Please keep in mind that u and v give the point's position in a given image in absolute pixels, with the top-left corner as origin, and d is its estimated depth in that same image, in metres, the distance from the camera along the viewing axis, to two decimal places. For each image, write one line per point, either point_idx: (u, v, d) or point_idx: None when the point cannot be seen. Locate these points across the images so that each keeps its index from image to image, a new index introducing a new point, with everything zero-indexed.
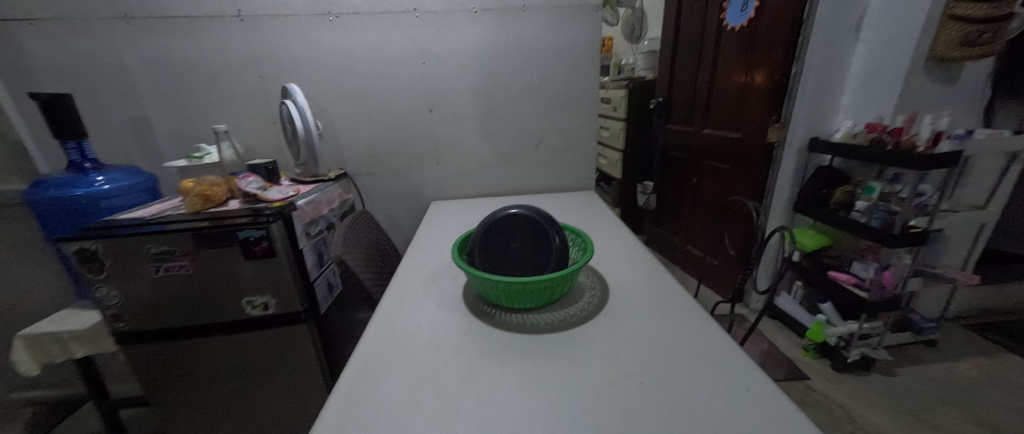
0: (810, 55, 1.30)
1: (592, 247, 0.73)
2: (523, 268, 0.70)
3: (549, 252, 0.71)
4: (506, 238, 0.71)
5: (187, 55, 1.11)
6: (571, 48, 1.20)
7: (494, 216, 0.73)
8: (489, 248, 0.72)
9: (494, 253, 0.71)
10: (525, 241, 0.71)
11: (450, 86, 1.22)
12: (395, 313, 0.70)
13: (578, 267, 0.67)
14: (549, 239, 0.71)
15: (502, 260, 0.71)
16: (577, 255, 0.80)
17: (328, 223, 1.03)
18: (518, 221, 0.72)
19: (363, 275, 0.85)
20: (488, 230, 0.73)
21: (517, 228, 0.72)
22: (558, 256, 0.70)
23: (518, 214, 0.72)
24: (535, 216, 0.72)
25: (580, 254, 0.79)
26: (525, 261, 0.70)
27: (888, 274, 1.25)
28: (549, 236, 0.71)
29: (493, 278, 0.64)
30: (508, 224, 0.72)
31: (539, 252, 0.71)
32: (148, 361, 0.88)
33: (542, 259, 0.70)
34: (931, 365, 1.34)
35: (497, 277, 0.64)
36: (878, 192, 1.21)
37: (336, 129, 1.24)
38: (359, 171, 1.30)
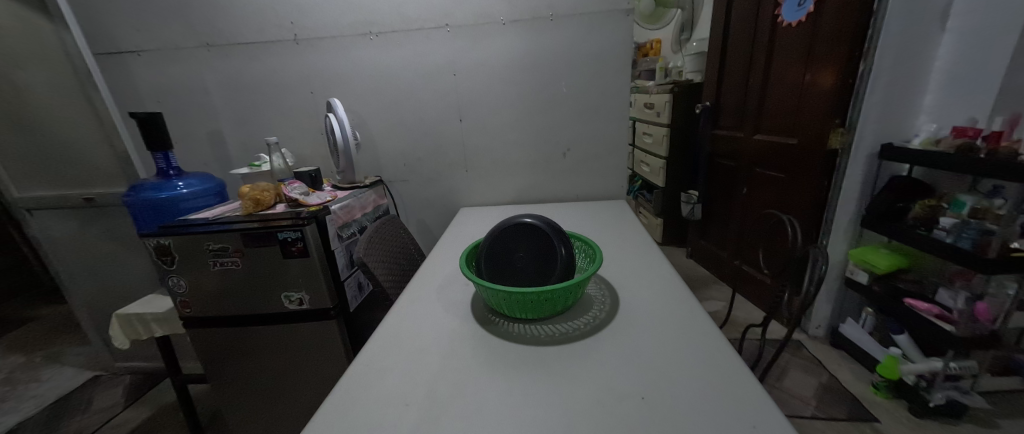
0: (881, 50, 1.14)
1: (600, 256, 0.71)
2: (527, 279, 0.69)
3: (554, 263, 0.69)
4: (512, 248, 0.72)
5: (254, 76, 1.26)
6: (601, 54, 1.18)
7: (502, 224, 0.74)
8: (495, 258, 0.72)
9: (500, 265, 0.72)
10: (531, 251, 0.71)
11: (479, 96, 1.25)
12: (410, 312, 0.75)
13: (582, 280, 0.65)
14: (555, 250, 0.70)
15: (507, 271, 0.71)
16: (583, 265, 0.78)
17: (360, 226, 1.11)
18: (525, 230, 0.72)
19: (383, 278, 0.90)
20: (495, 239, 0.74)
21: (524, 237, 0.72)
22: (563, 266, 0.69)
23: (524, 224, 0.73)
24: (541, 225, 0.72)
25: (586, 264, 0.77)
26: (530, 273, 0.69)
27: (983, 307, 1.05)
28: (555, 247, 0.70)
29: (493, 287, 0.65)
30: (515, 233, 0.73)
31: (544, 262, 0.70)
32: (208, 343, 1.01)
33: (547, 270, 0.69)
34: None
35: (496, 287, 0.64)
36: (969, 208, 1.04)
37: (375, 138, 1.33)
38: (394, 178, 1.38)
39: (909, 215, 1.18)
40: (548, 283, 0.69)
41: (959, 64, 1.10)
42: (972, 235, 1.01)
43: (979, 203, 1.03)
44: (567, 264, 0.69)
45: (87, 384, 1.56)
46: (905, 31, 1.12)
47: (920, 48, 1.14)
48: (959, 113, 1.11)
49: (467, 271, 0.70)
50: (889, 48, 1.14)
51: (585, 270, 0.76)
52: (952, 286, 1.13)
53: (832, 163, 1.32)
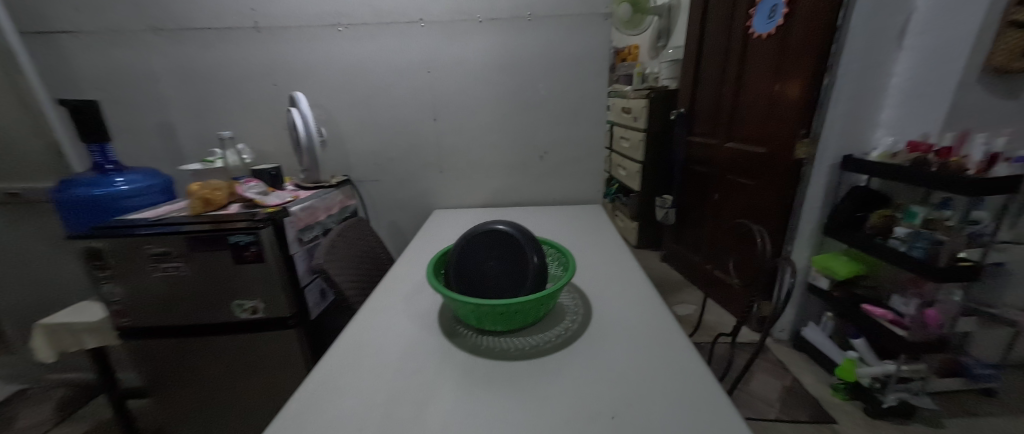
0: (845, 65, 1.19)
1: (573, 264, 0.69)
2: (499, 290, 0.66)
3: (526, 272, 0.67)
4: (483, 256, 0.69)
5: (209, 64, 1.17)
6: (579, 57, 1.16)
7: (473, 231, 0.71)
8: (465, 266, 0.69)
9: (470, 274, 0.68)
10: (502, 259, 0.68)
11: (454, 95, 1.21)
12: (373, 323, 0.70)
13: (554, 290, 0.63)
14: (527, 258, 0.67)
15: (477, 281, 0.67)
16: (556, 274, 0.76)
17: (324, 228, 1.05)
18: (496, 238, 0.69)
19: (346, 285, 0.85)
20: (465, 247, 0.70)
21: (495, 245, 0.69)
22: (535, 275, 0.66)
23: (496, 231, 0.70)
24: (512, 231, 0.69)
25: (558, 273, 0.74)
26: (501, 283, 0.66)
27: (933, 312, 1.10)
28: (526, 255, 0.67)
29: (461, 299, 0.61)
30: (486, 240, 0.70)
31: (516, 271, 0.67)
32: (148, 355, 0.92)
33: (518, 280, 0.66)
34: (988, 417, 1.18)
35: (464, 299, 0.61)
36: (921, 218, 1.10)
37: (343, 136, 1.27)
38: (363, 177, 1.32)
39: (867, 224, 1.23)
40: (519, 293, 0.66)
41: (915, 81, 1.15)
42: (924, 245, 1.06)
43: (930, 214, 1.09)
44: (539, 273, 0.66)
45: (13, 399, 1.40)
46: (867, 48, 1.17)
47: (879, 64, 1.19)
48: (913, 128, 1.17)
49: (434, 281, 0.66)
50: (852, 63, 1.19)
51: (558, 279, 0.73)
52: (906, 293, 1.19)
53: (799, 172, 1.34)
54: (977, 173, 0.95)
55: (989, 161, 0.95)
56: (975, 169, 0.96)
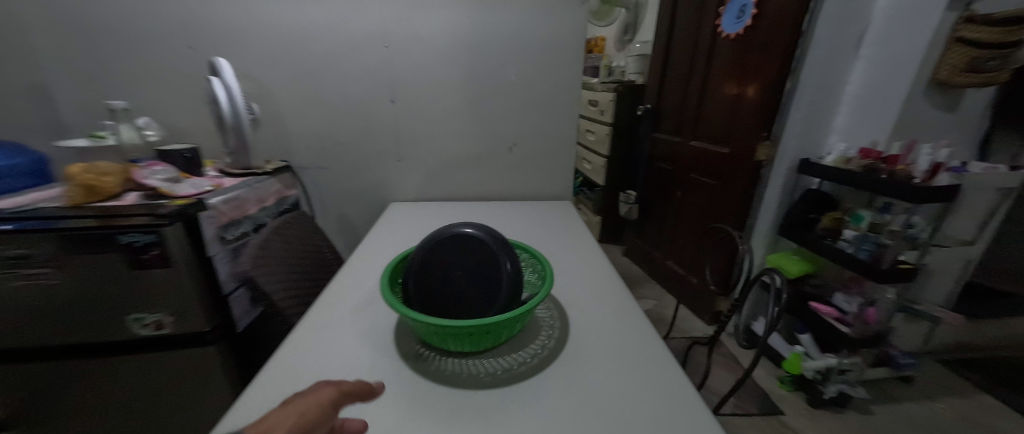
0: (807, 70, 1.22)
1: (551, 274, 0.61)
2: (468, 305, 0.56)
3: (499, 283, 0.57)
4: (449, 264, 0.59)
5: (102, 16, 0.94)
6: (554, 42, 1.08)
7: (438, 234, 0.61)
8: (428, 277, 0.59)
9: (434, 287, 0.58)
10: (471, 268, 0.58)
11: (414, 75, 1.08)
12: (313, 342, 0.58)
13: (532, 306, 0.54)
14: (500, 267, 0.58)
15: (442, 295, 0.57)
16: (532, 283, 0.67)
17: (256, 224, 0.89)
18: (464, 243, 0.60)
19: (280, 294, 0.71)
20: (428, 254, 0.60)
21: (463, 251, 0.59)
22: (509, 286, 0.57)
23: (464, 235, 0.60)
24: (482, 235, 0.60)
25: (535, 283, 0.66)
26: (471, 296, 0.57)
27: (871, 311, 1.18)
28: (499, 263, 0.58)
29: (422, 318, 0.51)
30: (453, 246, 0.60)
31: (488, 282, 0.57)
32: (12, 382, 0.73)
33: (491, 292, 0.57)
34: (907, 403, 1.33)
35: (426, 318, 0.51)
36: (867, 221, 1.15)
37: (281, 114, 1.09)
38: (307, 163, 1.15)
39: (818, 225, 1.29)
40: (491, 308, 0.56)
41: (866, 90, 1.20)
42: (869, 247, 1.12)
43: (875, 217, 1.14)
44: (514, 283, 0.57)
45: None
46: (828, 54, 1.20)
47: (838, 71, 1.22)
48: (864, 135, 1.22)
49: (390, 296, 0.56)
50: (814, 68, 1.21)
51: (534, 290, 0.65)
52: (848, 291, 1.27)
53: (758, 173, 1.39)
54: (923, 182, 1.01)
55: (933, 170, 1.01)
56: (921, 178, 1.02)
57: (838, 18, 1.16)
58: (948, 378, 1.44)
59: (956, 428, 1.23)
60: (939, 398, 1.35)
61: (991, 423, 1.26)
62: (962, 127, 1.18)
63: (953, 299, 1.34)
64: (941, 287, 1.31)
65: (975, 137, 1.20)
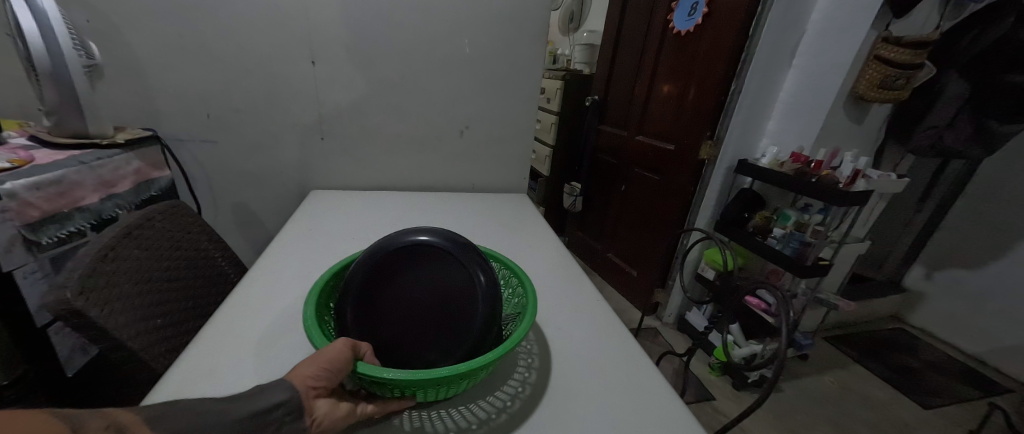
0: (751, 74, 1.25)
1: (535, 293, 0.49)
2: (430, 341, 0.41)
3: (472, 309, 0.43)
4: (402, 286, 0.44)
5: None
6: (515, 11, 0.93)
7: (388, 241, 0.45)
8: (371, 304, 0.43)
9: (381, 318, 0.42)
10: (433, 289, 0.44)
11: (342, 33, 0.86)
12: (189, 392, 0.38)
13: (520, 337, 0.41)
14: (473, 286, 0.44)
15: (394, 328, 0.42)
16: (513, 305, 0.55)
17: (96, 217, 0.61)
18: (423, 252, 0.45)
19: (133, 325, 0.49)
20: (370, 273, 0.44)
21: (422, 267, 0.45)
22: (486, 313, 0.43)
23: (423, 242, 0.45)
24: (447, 243, 0.45)
25: (517, 304, 0.54)
26: (434, 329, 0.42)
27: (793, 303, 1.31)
28: (471, 277, 0.44)
29: (374, 373, 0.35)
30: (408, 256, 0.45)
31: (457, 308, 0.43)
32: None
33: (461, 322, 0.42)
34: (806, 379, 1.51)
35: (379, 373, 0.35)
36: (793, 221, 1.26)
37: (142, 64, 0.79)
38: (188, 136, 0.87)
39: (750, 223, 1.38)
40: (463, 342, 0.42)
41: (795, 97, 1.29)
42: (795, 245, 1.22)
43: (799, 217, 1.25)
44: (492, 308, 0.43)
45: None
46: (768, 61, 1.25)
47: (775, 77, 1.30)
48: (792, 140, 1.31)
49: (316, 336, 0.39)
50: (757, 73, 1.26)
51: (515, 314, 0.52)
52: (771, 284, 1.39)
53: (700, 171, 1.44)
54: (846, 187, 1.10)
55: (853, 176, 1.12)
56: (844, 182, 1.12)
57: (780, 26, 1.20)
58: (833, 354, 1.69)
59: (842, 397, 1.44)
60: (828, 372, 1.57)
61: (866, 391, 1.49)
62: (865, 138, 1.33)
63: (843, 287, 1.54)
64: (837, 278, 1.50)
65: (872, 148, 1.37)
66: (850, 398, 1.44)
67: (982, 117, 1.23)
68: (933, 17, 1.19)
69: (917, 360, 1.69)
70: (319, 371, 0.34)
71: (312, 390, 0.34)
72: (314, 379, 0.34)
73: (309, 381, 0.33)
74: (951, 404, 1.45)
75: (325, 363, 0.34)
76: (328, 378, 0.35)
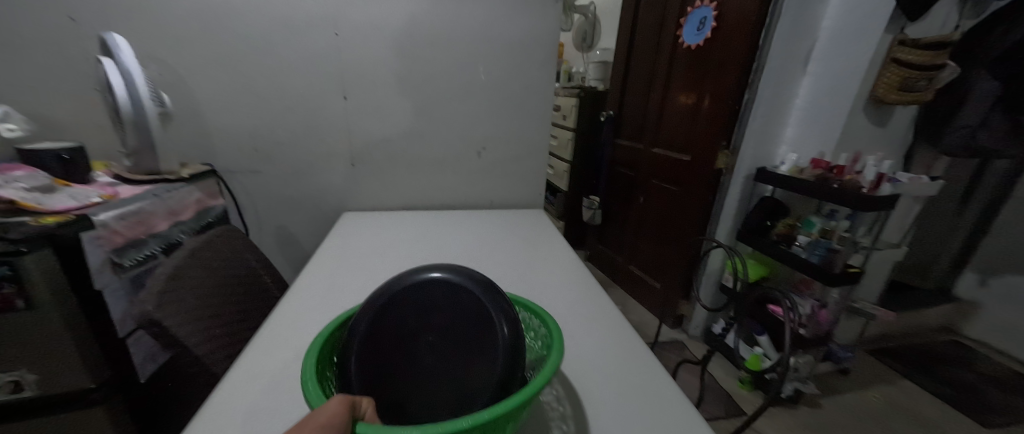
0: (763, 83, 1.26)
1: (559, 339, 0.44)
2: (445, 398, 0.38)
3: (491, 364, 0.38)
4: (413, 330, 0.40)
5: None
6: (525, 40, 1.00)
7: (399, 283, 0.42)
8: (377, 355, 0.39)
9: (391, 370, 0.38)
10: (447, 339, 0.39)
11: (370, 68, 0.95)
12: (246, 393, 0.44)
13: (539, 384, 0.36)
14: (494, 336, 0.39)
15: (403, 382, 0.38)
16: (535, 350, 0.51)
17: (166, 242, 0.71)
18: (437, 296, 0.42)
19: (199, 335, 0.56)
20: (379, 315, 0.41)
21: (435, 309, 0.41)
22: (507, 370, 0.38)
23: (436, 285, 0.42)
24: (466, 282, 0.42)
25: (540, 348, 0.49)
26: (447, 383, 0.38)
27: (824, 313, 1.27)
28: (491, 328, 0.39)
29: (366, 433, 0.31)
30: (421, 300, 0.41)
31: (476, 362, 0.38)
32: None
33: (480, 378, 0.38)
34: (847, 395, 1.44)
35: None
36: (818, 228, 1.23)
37: (202, 107, 0.91)
38: (238, 167, 0.98)
39: (773, 231, 1.36)
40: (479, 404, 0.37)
41: (810, 104, 1.27)
42: (822, 252, 1.19)
43: (824, 224, 1.22)
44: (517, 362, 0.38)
45: None
46: (781, 70, 1.25)
47: (787, 84, 1.28)
48: (811, 147, 1.30)
49: (310, 392, 0.35)
50: (769, 82, 1.26)
51: (538, 359, 0.48)
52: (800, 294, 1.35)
53: (717, 181, 1.44)
54: (869, 191, 1.08)
55: (878, 181, 1.08)
56: (867, 187, 1.09)
57: (789, 35, 1.20)
58: (876, 368, 1.59)
59: (888, 414, 1.35)
60: (872, 387, 1.48)
61: (915, 407, 1.40)
62: (890, 140, 1.30)
63: (882, 295, 1.47)
64: (873, 286, 1.43)
65: (899, 150, 1.33)
66: (897, 415, 1.35)
67: (1018, 115, 1.18)
68: (953, 16, 1.17)
69: (974, 375, 1.57)
70: None
71: None
72: None
73: None
74: (1015, 423, 1.34)
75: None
76: None
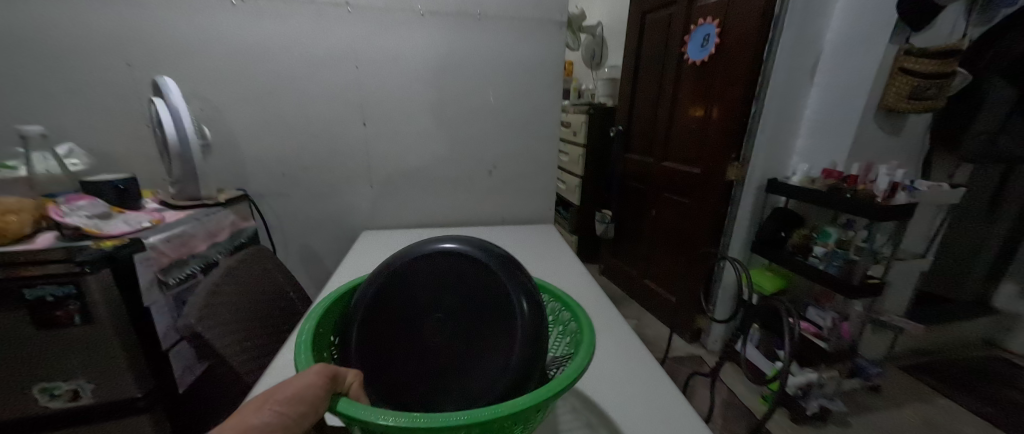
0: (771, 95, 1.27)
1: (593, 335, 0.46)
2: (460, 371, 0.42)
3: (513, 338, 0.42)
4: (429, 301, 0.44)
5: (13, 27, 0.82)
6: (532, 64, 1.06)
7: (422, 249, 0.46)
8: (395, 314, 0.44)
9: (406, 342, 0.43)
10: (464, 309, 0.44)
11: (388, 96, 1.02)
12: None
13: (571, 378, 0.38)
14: (514, 312, 0.43)
15: (420, 352, 0.42)
16: (565, 343, 0.54)
17: (205, 261, 0.77)
18: (456, 267, 0.45)
19: (234, 347, 0.61)
20: (395, 279, 0.45)
21: (453, 280, 0.45)
22: (526, 350, 0.41)
23: (456, 256, 0.46)
24: (479, 257, 0.45)
25: (569, 340, 0.52)
26: (463, 356, 0.42)
27: (846, 325, 1.24)
28: (510, 307, 0.43)
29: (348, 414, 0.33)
30: (441, 269, 0.45)
31: (494, 339, 0.42)
32: None
33: (497, 352, 0.42)
34: (879, 413, 1.37)
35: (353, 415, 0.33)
36: (834, 238, 1.21)
37: (236, 138, 0.99)
38: (267, 191, 1.05)
39: (788, 242, 1.35)
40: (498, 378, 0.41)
41: (823, 115, 1.27)
42: (839, 262, 1.18)
43: (841, 234, 1.21)
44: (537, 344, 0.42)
45: None
46: (788, 82, 1.26)
47: (795, 97, 1.29)
48: (823, 157, 1.30)
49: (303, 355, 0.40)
50: (776, 94, 1.27)
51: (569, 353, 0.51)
52: (820, 305, 1.33)
53: (729, 192, 1.44)
54: (884, 200, 1.06)
55: (891, 189, 1.07)
56: (881, 196, 1.08)
57: (794, 49, 1.22)
58: (910, 384, 1.52)
59: None
60: (906, 404, 1.41)
61: (954, 426, 1.32)
62: (905, 148, 1.28)
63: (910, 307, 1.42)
64: (900, 298, 1.39)
65: (916, 158, 1.31)
66: None
67: None
68: (960, 24, 1.17)
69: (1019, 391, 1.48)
70: (274, 413, 0.31)
71: None
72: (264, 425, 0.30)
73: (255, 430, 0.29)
74: None
75: (281, 402, 0.31)
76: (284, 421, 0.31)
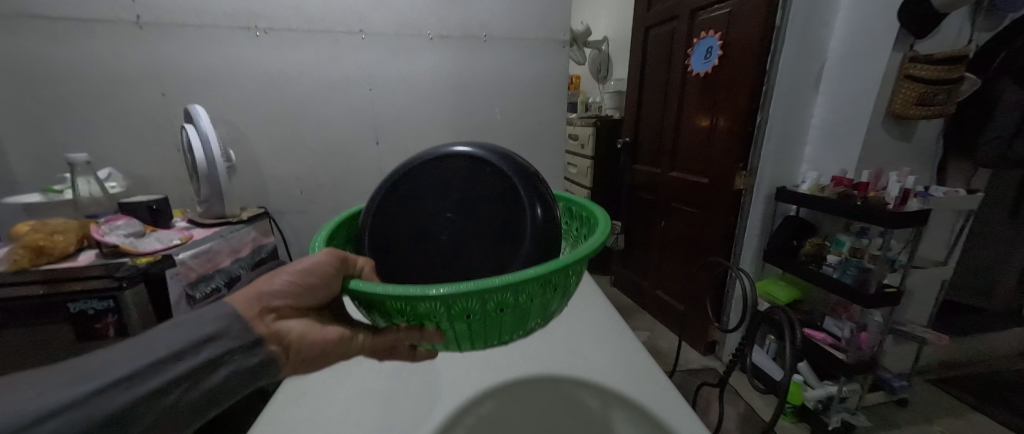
0: (775, 105, 1.28)
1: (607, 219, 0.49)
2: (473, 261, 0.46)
3: (524, 233, 0.46)
4: (443, 200, 0.47)
5: (58, 63, 0.90)
6: (536, 82, 1.10)
7: (434, 153, 0.48)
8: (407, 213, 0.47)
9: (417, 237, 0.46)
10: (475, 208, 0.46)
11: (399, 116, 1.07)
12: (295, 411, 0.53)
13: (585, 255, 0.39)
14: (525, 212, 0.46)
15: (436, 244, 0.45)
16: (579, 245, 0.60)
17: (229, 276, 0.81)
18: (465, 168, 0.48)
19: None
20: (407, 184, 0.48)
21: (461, 181, 0.47)
22: (536, 242, 0.45)
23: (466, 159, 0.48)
24: (492, 161, 0.47)
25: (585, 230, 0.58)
26: (478, 247, 0.46)
27: (865, 336, 1.21)
28: (521, 207, 0.46)
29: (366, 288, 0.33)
30: (450, 171, 0.48)
31: (505, 235, 0.46)
32: None
33: (510, 248, 0.46)
34: (907, 428, 1.32)
35: (369, 289, 0.33)
36: (848, 246, 1.20)
37: (257, 159, 1.05)
38: (286, 208, 1.10)
39: (801, 251, 1.33)
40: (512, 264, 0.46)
41: (830, 121, 1.29)
42: (854, 271, 1.15)
43: (855, 242, 1.19)
44: (546, 239, 0.46)
45: None
46: (791, 91, 1.28)
47: (802, 105, 1.32)
48: (833, 164, 1.29)
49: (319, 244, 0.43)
50: (781, 103, 1.28)
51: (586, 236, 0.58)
52: (837, 315, 1.30)
53: (738, 202, 1.44)
54: (895, 207, 1.05)
55: (903, 196, 1.06)
56: (893, 203, 1.07)
57: (797, 59, 1.24)
58: (940, 398, 1.45)
59: None
60: (935, 419, 1.35)
61: None
62: (918, 154, 1.27)
63: (935, 316, 1.37)
64: (923, 307, 1.34)
65: (930, 164, 1.29)
66: None
67: None
68: (967, 29, 1.17)
69: None
70: (282, 288, 0.34)
71: (268, 309, 0.34)
72: (272, 297, 0.34)
73: (265, 301, 0.34)
74: None
75: (288, 278, 0.34)
76: (291, 294, 0.34)
